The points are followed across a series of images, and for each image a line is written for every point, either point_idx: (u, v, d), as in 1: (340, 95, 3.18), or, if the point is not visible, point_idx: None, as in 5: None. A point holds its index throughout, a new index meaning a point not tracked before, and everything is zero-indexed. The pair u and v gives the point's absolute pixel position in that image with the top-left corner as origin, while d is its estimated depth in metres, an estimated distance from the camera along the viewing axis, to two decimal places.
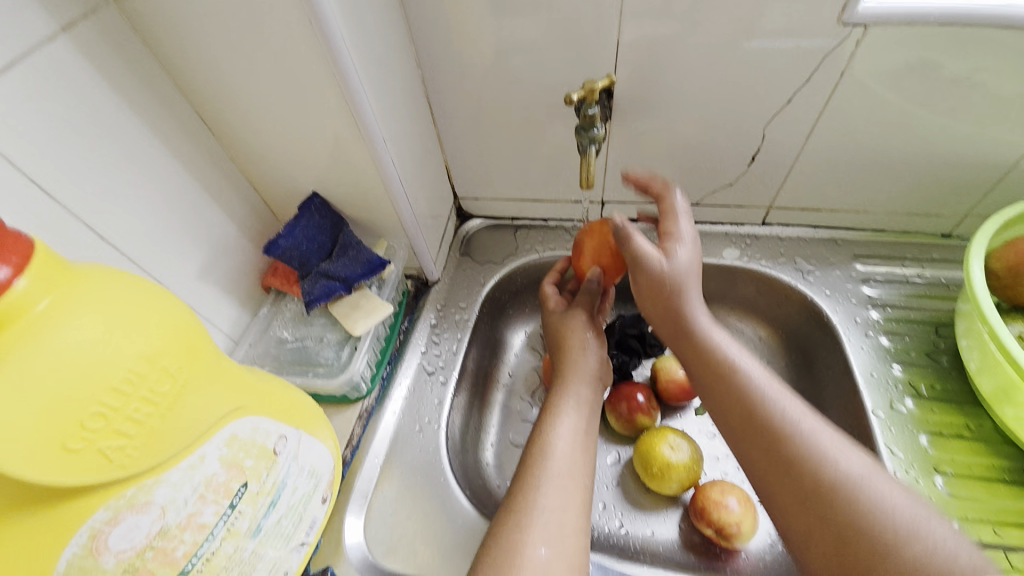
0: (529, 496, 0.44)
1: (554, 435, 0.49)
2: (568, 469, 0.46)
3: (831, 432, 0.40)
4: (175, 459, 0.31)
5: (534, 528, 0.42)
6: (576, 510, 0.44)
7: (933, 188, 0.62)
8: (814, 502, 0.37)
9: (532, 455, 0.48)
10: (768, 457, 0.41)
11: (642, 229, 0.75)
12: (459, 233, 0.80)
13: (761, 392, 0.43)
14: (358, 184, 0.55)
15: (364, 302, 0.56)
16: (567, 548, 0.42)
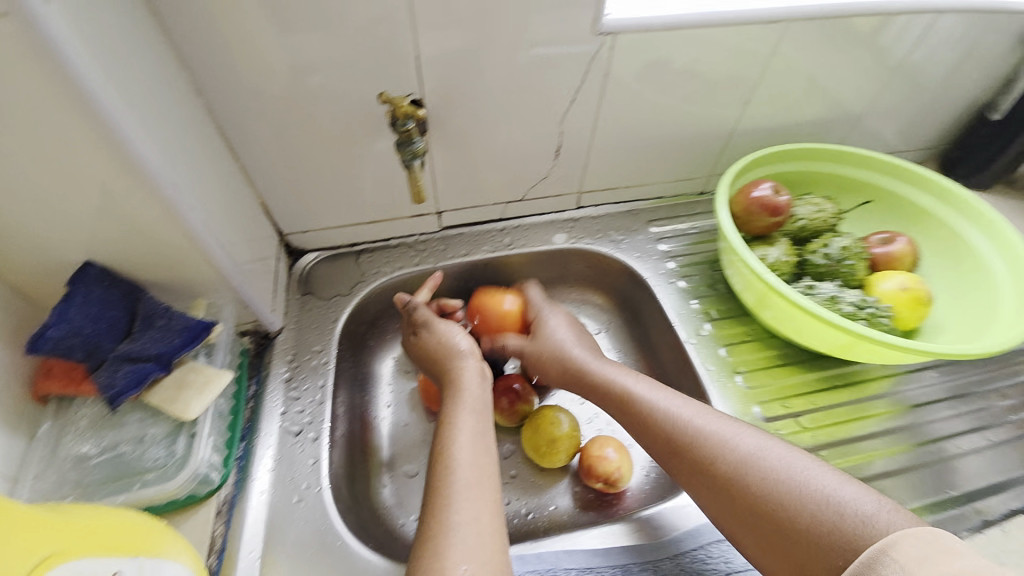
0: (444, 514, 0.44)
1: (453, 445, 0.49)
2: (474, 476, 0.47)
3: (748, 435, 0.49)
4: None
5: (456, 543, 0.42)
6: (489, 508, 0.46)
7: (686, 158, 0.79)
8: (754, 498, 0.45)
9: (438, 470, 0.48)
10: (707, 469, 0.49)
11: (480, 231, 0.79)
12: (293, 272, 0.73)
13: (688, 423, 0.51)
14: (151, 239, 0.46)
15: (191, 377, 0.47)
16: (492, 548, 0.43)
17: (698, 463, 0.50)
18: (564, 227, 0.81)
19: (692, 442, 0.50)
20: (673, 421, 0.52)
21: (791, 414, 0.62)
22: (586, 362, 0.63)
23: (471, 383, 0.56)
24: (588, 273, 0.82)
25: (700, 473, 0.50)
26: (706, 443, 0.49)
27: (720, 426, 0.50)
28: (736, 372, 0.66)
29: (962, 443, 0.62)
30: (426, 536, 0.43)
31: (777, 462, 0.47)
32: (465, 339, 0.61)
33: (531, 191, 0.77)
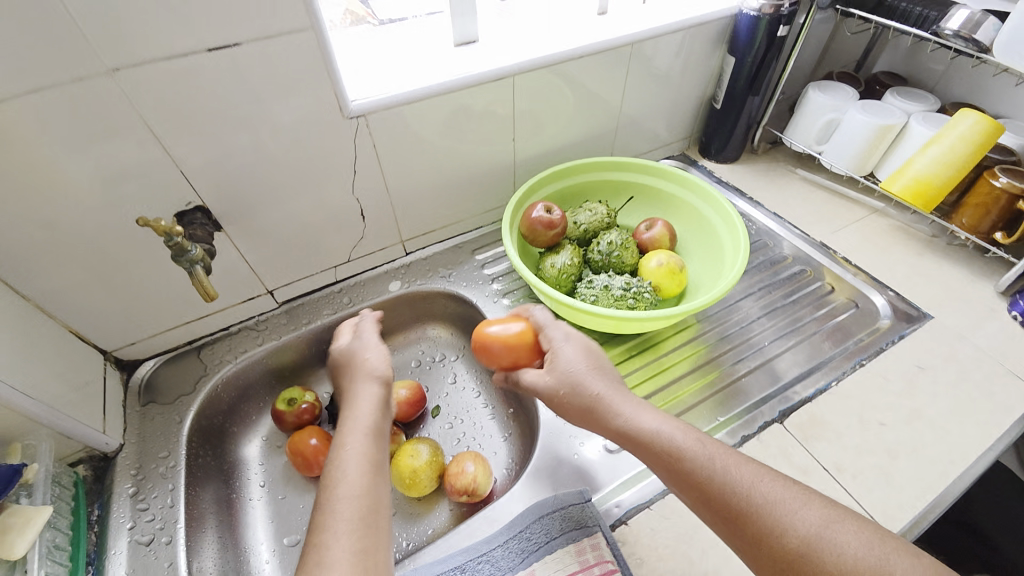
0: (332, 514, 0.46)
1: (343, 455, 0.50)
2: (361, 480, 0.49)
3: (768, 480, 0.48)
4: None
5: (342, 540, 0.44)
6: (375, 510, 0.47)
7: (486, 191, 0.91)
8: (776, 554, 0.44)
9: (326, 482, 0.49)
10: (730, 510, 0.47)
11: (318, 297, 0.85)
12: (131, 384, 0.74)
13: (718, 469, 0.49)
14: None
15: (12, 521, 0.50)
16: (373, 538, 0.45)
17: (642, 441, 0.52)
18: (397, 274, 0.89)
19: (715, 483, 0.48)
20: (697, 462, 0.49)
21: None
22: (607, 395, 0.56)
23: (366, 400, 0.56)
24: (430, 308, 0.91)
25: (640, 447, 0.53)
26: (731, 487, 0.47)
27: (742, 471, 0.48)
28: None
29: (749, 363, 0.76)
30: (315, 537, 0.45)
31: (713, 453, 0.50)
32: (382, 350, 0.64)
33: (354, 251, 0.84)
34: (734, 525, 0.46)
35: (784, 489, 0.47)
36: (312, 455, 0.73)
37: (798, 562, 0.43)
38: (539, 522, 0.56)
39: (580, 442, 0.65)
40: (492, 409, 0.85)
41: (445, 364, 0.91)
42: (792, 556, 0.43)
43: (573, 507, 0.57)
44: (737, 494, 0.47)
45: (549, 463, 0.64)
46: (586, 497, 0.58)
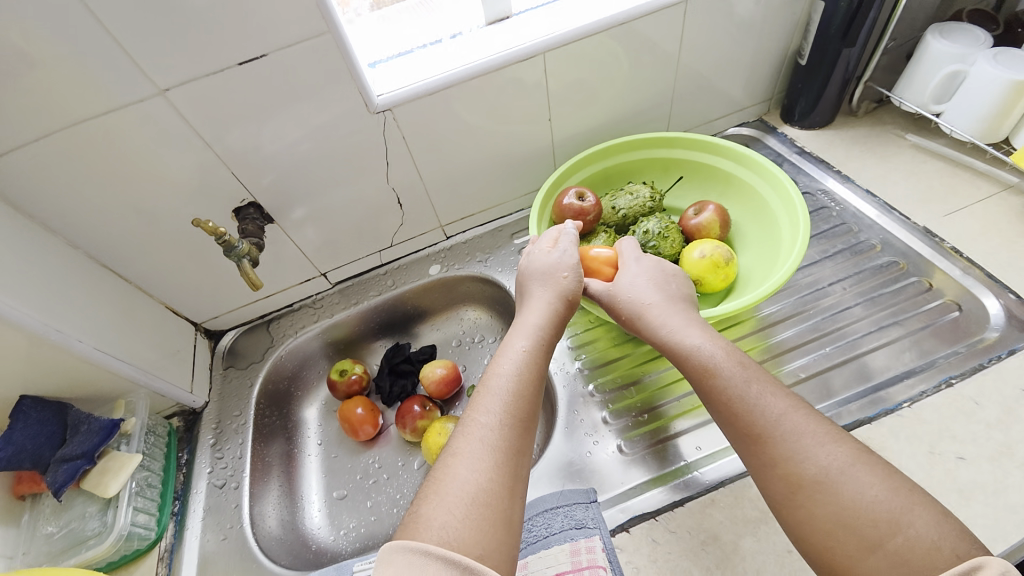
0: (475, 426, 0.47)
1: (514, 344, 0.56)
2: (507, 390, 0.50)
3: (802, 415, 0.47)
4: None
5: (482, 453, 0.44)
6: (524, 419, 0.49)
7: (524, 175, 0.89)
8: (799, 486, 0.43)
9: (489, 380, 0.52)
10: (758, 431, 0.47)
11: (366, 279, 0.92)
12: (217, 351, 0.87)
13: (751, 392, 0.49)
14: (60, 368, 0.61)
15: (111, 464, 0.61)
16: (510, 453, 0.45)
17: (685, 356, 0.54)
18: (438, 258, 0.92)
19: (745, 402, 0.48)
20: (728, 381, 0.50)
21: (625, 386, 0.68)
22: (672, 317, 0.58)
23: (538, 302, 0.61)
24: (470, 291, 0.93)
25: (682, 363, 0.54)
26: (761, 409, 0.48)
27: (776, 403, 0.48)
28: (576, 359, 0.72)
29: (806, 369, 0.67)
30: (455, 447, 0.46)
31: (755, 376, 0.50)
32: (570, 246, 0.66)
33: (396, 237, 0.89)
34: (755, 442, 0.47)
35: (821, 434, 0.45)
36: (359, 423, 0.82)
37: (809, 489, 0.43)
38: (541, 517, 0.56)
39: (595, 442, 0.63)
40: None
41: (483, 345, 0.93)
42: (809, 481, 0.43)
43: (577, 506, 0.56)
44: (769, 413, 0.47)
45: (564, 461, 0.62)
46: (593, 497, 0.57)
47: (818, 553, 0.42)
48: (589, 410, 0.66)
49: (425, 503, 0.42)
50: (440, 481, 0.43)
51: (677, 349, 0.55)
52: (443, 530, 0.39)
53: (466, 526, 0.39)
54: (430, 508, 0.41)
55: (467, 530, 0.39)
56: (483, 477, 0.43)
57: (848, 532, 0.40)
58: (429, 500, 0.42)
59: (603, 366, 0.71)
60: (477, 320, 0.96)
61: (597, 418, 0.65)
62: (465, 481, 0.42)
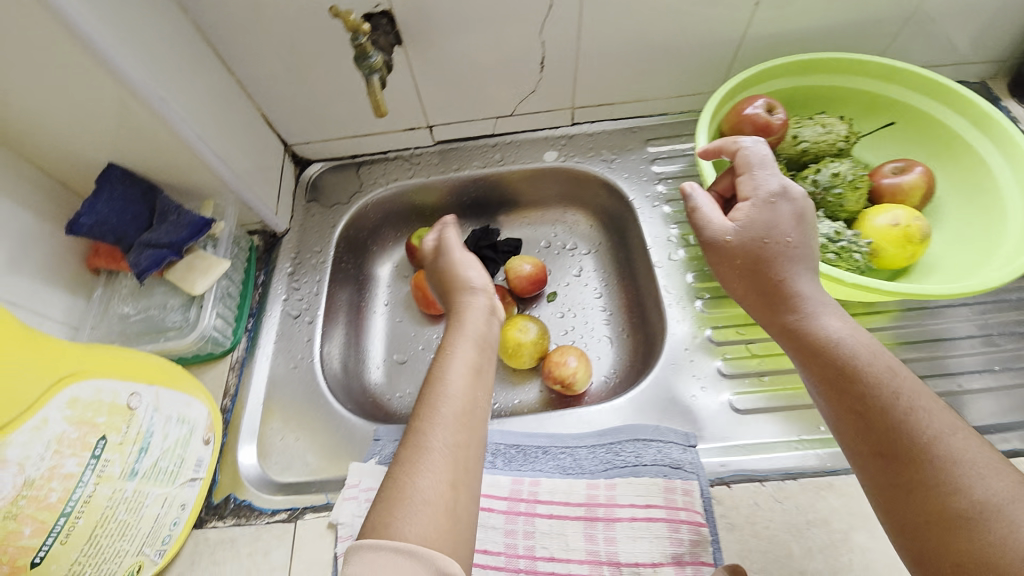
0: (423, 424, 0.43)
1: (450, 354, 0.49)
2: (457, 408, 0.44)
3: (956, 430, 0.36)
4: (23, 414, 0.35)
5: (437, 457, 0.41)
6: (461, 432, 0.44)
7: (690, 72, 0.74)
8: (936, 519, 0.34)
9: (423, 390, 0.46)
10: (885, 442, 0.37)
11: (472, 147, 0.81)
12: (301, 180, 0.80)
13: (896, 392, 0.38)
14: (154, 145, 0.54)
15: (198, 263, 0.56)
16: (464, 455, 0.42)
17: (812, 340, 0.42)
18: (556, 144, 0.81)
19: (886, 403, 0.38)
20: (871, 372, 0.39)
21: (747, 340, 0.61)
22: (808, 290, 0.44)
23: (475, 317, 0.53)
24: (579, 192, 0.83)
25: (804, 350, 0.43)
26: (903, 414, 0.37)
27: (931, 409, 0.37)
28: (698, 297, 0.64)
29: (971, 381, 0.57)
30: (412, 439, 0.42)
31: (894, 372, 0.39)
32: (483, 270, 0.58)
33: (521, 106, 0.76)
34: (886, 461, 0.37)
35: (973, 447, 0.35)
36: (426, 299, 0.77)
37: (947, 527, 0.34)
38: (634, 445, 0.53)
39: (703, 386, 0.58)
40: (610, 314, 0.79)
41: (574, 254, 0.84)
42: (944, 516, 0.34)
43: (674, 445, 0.52)
44: (915, 426, 0.36)
45: (664, 397, 0.57)
46: (692, 442, 0.53)
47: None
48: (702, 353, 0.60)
49: (390, 491, 0.40)
50: (410, 469, 0.41)
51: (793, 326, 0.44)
52: (413, 526, 0.38)
53: (435, 528, 0.38)
54: (386, 505, 0.39)
55: (435, 532, 0.38)
56: (445, 475, 0.40)
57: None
58: (389, 492, 0.40)
59: (727, 312, 0.63)
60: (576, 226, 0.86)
61: (708, 363, 0.59)
62: (433, 478, 0.40)
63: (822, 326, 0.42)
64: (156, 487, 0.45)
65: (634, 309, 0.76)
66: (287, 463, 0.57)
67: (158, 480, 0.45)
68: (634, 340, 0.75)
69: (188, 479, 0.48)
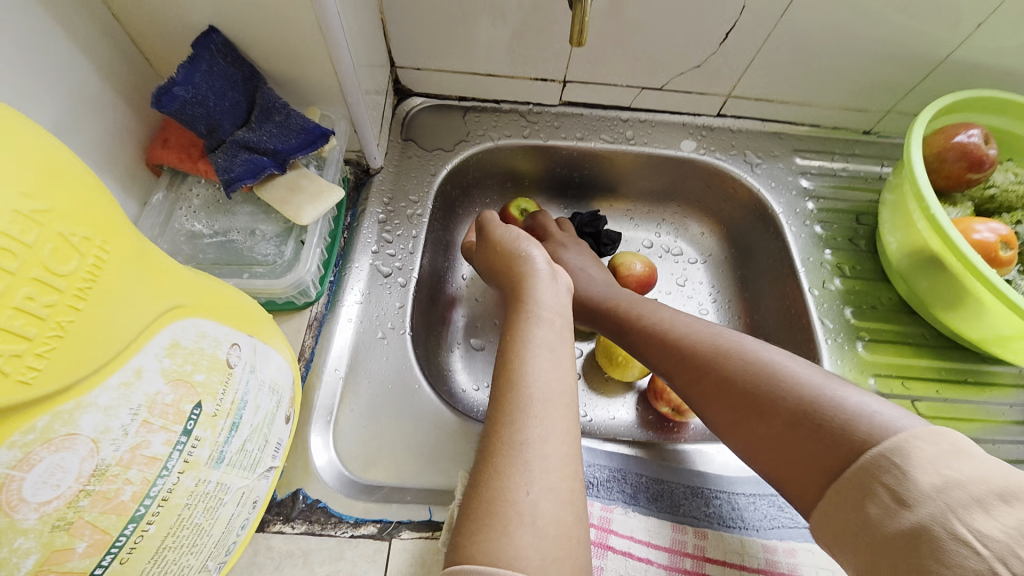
0: (516, 400, 0.37)
1: (530, 325, 0.43)
2: (550, 391, 0.38)
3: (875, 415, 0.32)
4: (116, 360, 0.22)
5: (543, 456, 0.35)
6: (568, 419, 0.38)
7: (871, 84, 0.65)
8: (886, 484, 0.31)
9: (506, 352, 0.41)
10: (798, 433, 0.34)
11: (601, 116, 0.70)
12: (397, 113, 0.67)
13: (800, 389, 0.35)
14: (278, 16, 0.40)
15: (304, 184, 0.43)
16: (570, 448, 0.37)
17: (629, 320, 0.48)
18: (695, 133, 0.71)
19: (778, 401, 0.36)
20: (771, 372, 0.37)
21: (910, 396, 0.55)
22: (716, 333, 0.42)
23: (540, 291, 0.47)
24: (704, 193, 0.73)
25: (627, 335, 0.49)
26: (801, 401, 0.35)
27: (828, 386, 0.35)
28: (859, 337, 0.57)
29: None
30: (510, 433, 0.36)
31: (738, 339, 0.41)
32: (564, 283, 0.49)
33: (675, 80, 0.66)
34: (730, 399, 0.38)
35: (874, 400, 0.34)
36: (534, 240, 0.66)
37: (792, 418, 0.35)
38: None
39: None
40: None
41: (683, 262, 0.75)
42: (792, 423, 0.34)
43: None
44: (739, 370, 0.38)
45: None
46: None
47: (824, 519, 0.32)
48: None
49: (488, 495, 0.33)
50: (504, 456, 0.35)
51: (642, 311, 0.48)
52: (528, 523, 0.32)
53: (552, 521, 0.33)
54: (487, 505, 0.33)
55: (552, 527, 0.32)
56: (557, 471, 0.35)
57: (833, 475, 0.32)
58: (490, 476, 0.34)
59: (887, 359, 0.57)
60: (688, 230, 0.76)
61: None
62: (533, 474, 0.34)
63: (723, 344, 0.41)
64: (237, 479, 0.32)
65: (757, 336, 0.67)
66: (372, 458, 0.45)
67: (240, 470, 0.32)
68: None
69: (266, 469, 0.36)
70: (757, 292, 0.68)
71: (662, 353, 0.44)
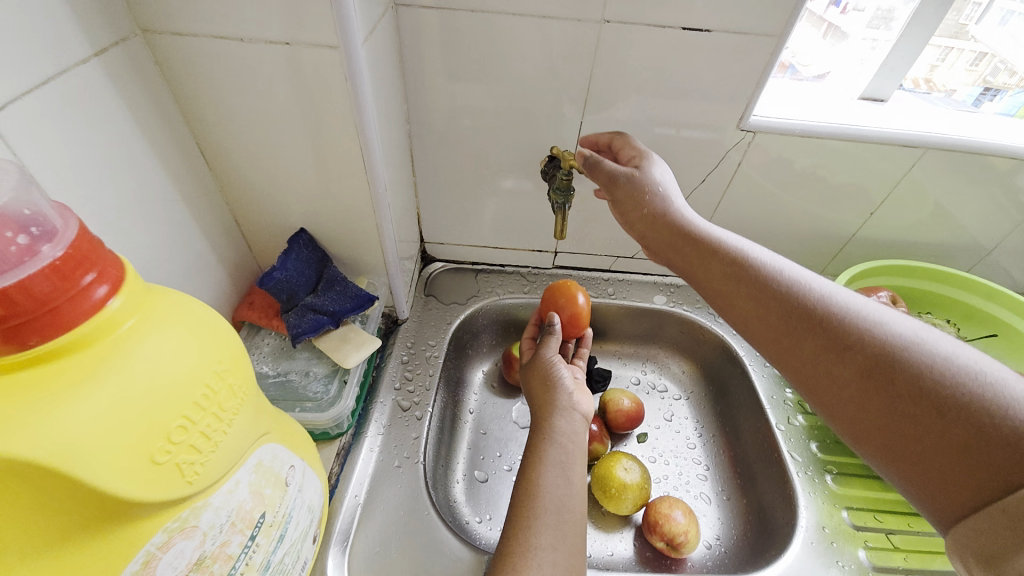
0: (533, 513, 0.47)
1: (547, 448, 0.53)
2: (556, 508, 0.47)
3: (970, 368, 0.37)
4: (230, 473, 0.31)
5: (549, 555, 0.44)
6: (573, 532, 0.46)
7: (799, 253, 0.82)
8: (953, 431, 0.36)
9: (528, 470, 0.51)
10: (886, 389, 0.39)
11: (586, 276, 0.87)
12: (422, 275, 0.84)
13: (890, 342, 0.40)
14: (350, 220, 0.58)
15: (352, 336, 0.56)
16: (574, 553, 0.45)
17: (754, 308, 0.48)
18: (665, 290, 0.86)
19: (868, 350, 0.41)
20: (858, 326, 0.42)
21: (884, 529, 0.59)
22: (800, 287, 0.47)
23: (566, 419, 0.56)
24: (679, 338, 0.85)
25: (750, 316, 0.49)
26: (887, 358, 0.40)
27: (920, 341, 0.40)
28: (826, 471, 0.63)
29: None
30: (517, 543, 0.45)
31: (909, 335, 0.40)
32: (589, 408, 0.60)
33: (642, 251, 0.83)
34: (885, 387, 0.39)
35: (960, 354, 0.38)
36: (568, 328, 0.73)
37: (960, 414, 0.36)
38: None
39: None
40: (710, 472, 0.74)
41: (668, 398, 0.83)
42: (965, 422, 0.36)
43: None
44: (906, 363, 0.39)
45: None
46: None
47: (966, 537, 0.33)
48: (840, 537, 0.57)
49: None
50: (520, 559, 0.43)
51: (766, 281, 0.49)
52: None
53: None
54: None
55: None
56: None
57: (987, 494, 0.34)
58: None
59: (858, 493, 0.61)
60: (670, 369, 0.86)
61: (850, 551, 0.56)
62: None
63: (807, 292, 0.46)
64: None
65: (740, 468, 0.72)
66: None
67: None
68: (743, 508, 0.69)
69: None
70: (735, 426, 0.75)
71: (739, 307, 0.50)
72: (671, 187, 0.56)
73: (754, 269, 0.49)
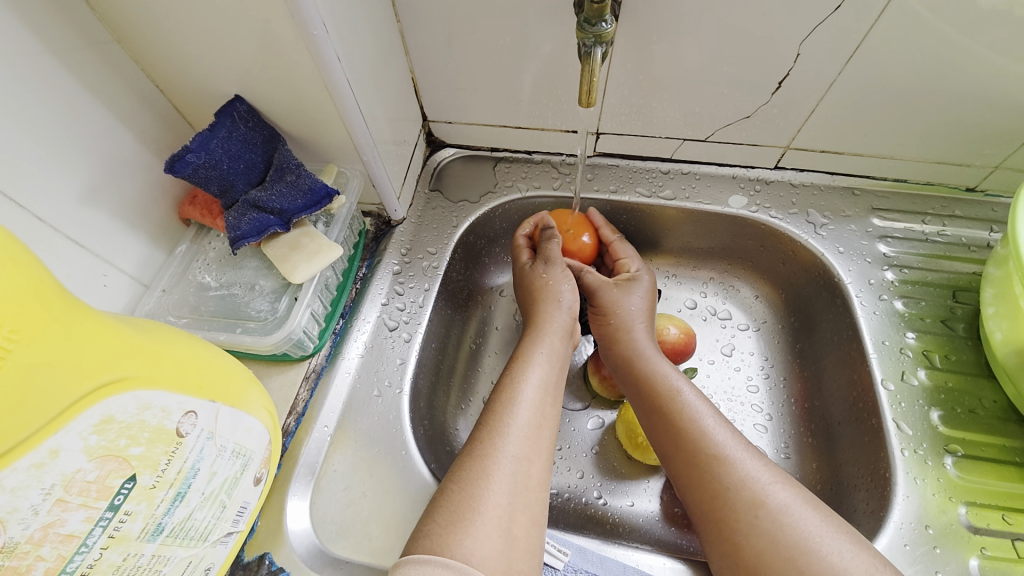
0: (490, 450, 0.40)
1: (523, 383, 0.45)
2: (523, 451, 0.41)
3: (801, 511, 0.37)
4: (28, 443, 0.23)
5: (500, 499, 0.37)
6: (534, 480, 0.40)
7: (971, 136, 0.54)
8: (764, 554, 0.36)
9: (499, 403, 0.44)
10: (722, 509, 0.39)
11: (638, 167, 0.66)
12: (429, 164, 0.67)
13: (747, 480, 0.39)
14: (294, 84, 0.42)
15: (305, 242, 0.45)
16: (532, 500, 0.39)
17: (694, 481, 0.42)
18: (748, 188, 0.63)
19: (725, 480, 0.40)
20: (729, 465, 0.41)
21: (1011, 535, 0.42)
22: (704, 427, 0.43)
23: (544, 356, 0.48)
24: (757, 254, 0.65)
25: (689, 490, 0.42)
26: (740, 491, 0.39)
27: (751, 463, 0.41)
28: (947, 451, 0.46)
29: None
30: (467, 486, 0.38)
31: (778, 492, 0.39)
32: (560, 342, 0.51)
33: (721, 132, 0.59)
34: (722, 500, 0.39)
35: (816, 520, 0.37)
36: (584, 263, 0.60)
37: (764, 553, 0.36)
38: None
39: None
40: (771, 423, 0.59)
41: (731, 328, 0.66)
42: None
43: None
44: (757, 509, 0.38)
45: None
46: None
47: None
48: (947, 540, 0.42)
49: (426, 546, 0.35)
50: (465, 502, 0.37)
51: (673, 419, 0.45)
52: (473, 562, 0.34)
53: (494, 565, 0.34)
54: (438, 545, 0.34)
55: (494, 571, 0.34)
56: (516, 529, 0.37)
57: None
58: (446, 515, 0.36)
59: (985, 484, 0.44)
60: (739, 291, 0.67)
61: (955, 558, 0.41)
62: (485, 528, 0.36)
63: (709, 435, 0.43)
64: (180, 550, 0.31)
65: (817, 426, 0.56)
66: (346, 528, 0.43)
67: (186, 539, 0.31)
68: (811, 474, 0.55)
69: (223, 536, 0.34)
70: (820, 371, 0.58)
71: (654, 432, 0.46)
72: (635, 306, 0.54)
73: (676, 406, 0.45)
